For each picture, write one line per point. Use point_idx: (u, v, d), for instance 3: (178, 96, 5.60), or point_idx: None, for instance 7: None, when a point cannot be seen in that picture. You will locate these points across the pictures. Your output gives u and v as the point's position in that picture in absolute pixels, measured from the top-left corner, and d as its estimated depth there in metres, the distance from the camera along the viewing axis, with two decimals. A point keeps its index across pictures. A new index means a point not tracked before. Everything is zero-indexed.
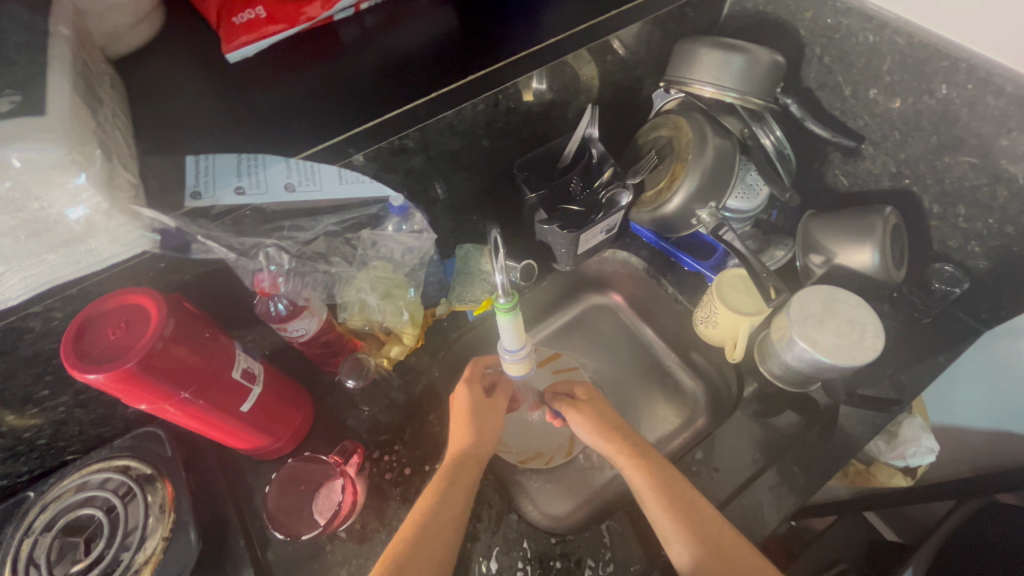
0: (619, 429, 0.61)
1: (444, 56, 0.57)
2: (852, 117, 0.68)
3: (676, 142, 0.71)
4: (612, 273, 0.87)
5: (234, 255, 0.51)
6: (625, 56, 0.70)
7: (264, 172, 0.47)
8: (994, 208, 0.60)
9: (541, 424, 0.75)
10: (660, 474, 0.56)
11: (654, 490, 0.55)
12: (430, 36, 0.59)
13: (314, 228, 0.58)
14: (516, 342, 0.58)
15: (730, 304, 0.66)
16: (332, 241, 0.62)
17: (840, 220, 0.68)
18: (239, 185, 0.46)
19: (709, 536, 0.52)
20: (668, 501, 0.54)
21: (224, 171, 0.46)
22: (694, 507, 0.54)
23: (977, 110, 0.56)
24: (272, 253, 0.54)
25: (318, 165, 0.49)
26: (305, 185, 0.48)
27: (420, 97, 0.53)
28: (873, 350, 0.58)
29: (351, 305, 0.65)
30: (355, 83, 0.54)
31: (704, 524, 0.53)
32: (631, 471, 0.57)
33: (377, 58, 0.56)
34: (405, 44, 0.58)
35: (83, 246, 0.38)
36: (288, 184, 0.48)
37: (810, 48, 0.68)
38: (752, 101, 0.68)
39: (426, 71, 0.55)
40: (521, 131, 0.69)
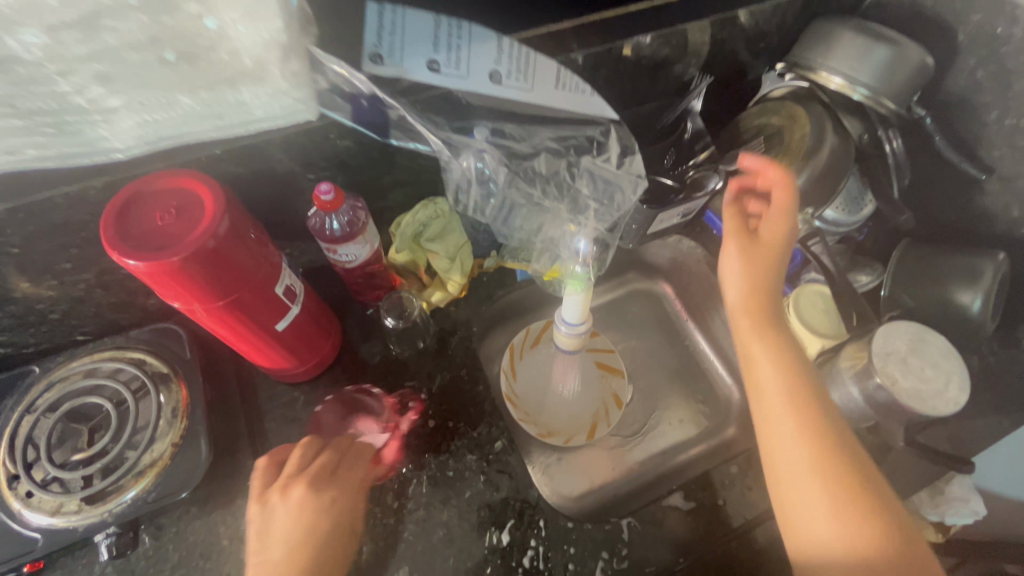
0: (818, 398, 0.53)
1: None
2: (986, 146, 0.62)
3: (787, 133, 0.64)
4: (670, 260, 0.81)
5: (443, 145, 0.51)
6: (750, 22, 0.62)
7: (466, 52, 0.45)
8: None
9: (573, 400, 0.71)
10: (827, 426, 0.51)
11: (821, 443, 0.49)
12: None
13: (529, 140, 0.55)
14: (578, 316, 0.53)
15: (806, 321, 0.62)
16: (555, 163, 0.56)
17: (944, 256, 0.62)
18: (433, 60, 0.45)
19: (871, 517, 0.46)
20: (829, 462, 0.48)
21: (416, 35, 0.44)
22: (857, 476, 0.48)
23: None
24: (472, 159, 0.53)
25: (534, 57, 0.48)
26: (512, 77, 0.47)
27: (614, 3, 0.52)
28: (955, 404, 0.53)
29: (407, 234, 0.61)
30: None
31: (872, 496, 0.47)
32: (793, 425, 0.51)
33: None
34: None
35: (231, 91, 0.39)
36: (494, 72, 0.46)
37: (964, 57, 0.60)
38: (884, 103, 0.60)
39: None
40: (620, 84, 0.60)
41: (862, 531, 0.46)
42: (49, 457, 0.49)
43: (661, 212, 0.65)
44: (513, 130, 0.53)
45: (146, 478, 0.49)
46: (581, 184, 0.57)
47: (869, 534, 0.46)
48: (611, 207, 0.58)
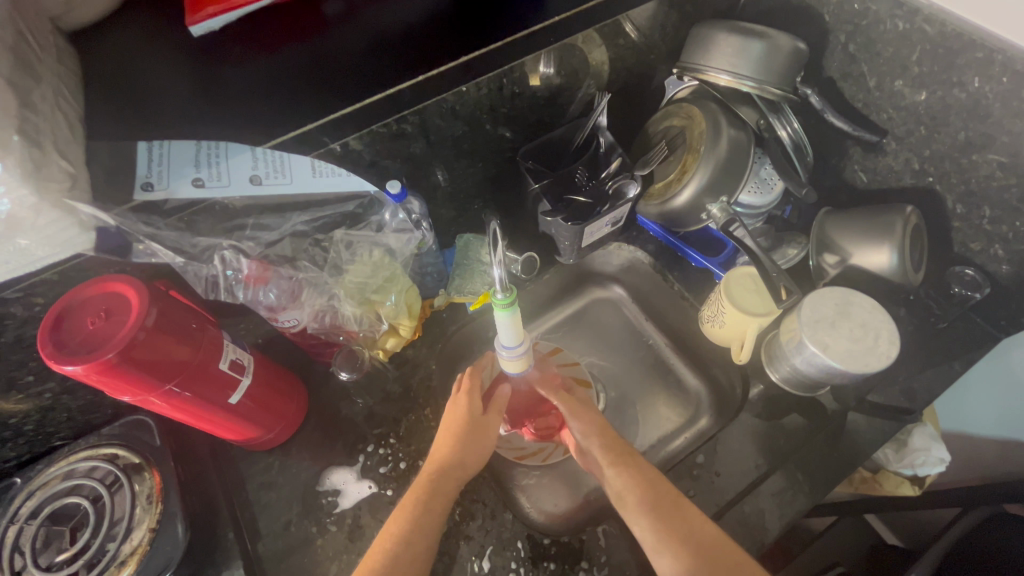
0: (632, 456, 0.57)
1: (450, 32, 0.47)
2: (875, 110, 0.65)
3: (688, 131, 0.68)
4: (619, 267, 0.84)
5: (184, 259, 0.49)
6: (637, 39, 0.67)
7: (226, 163, 0.42)
8: (1022, 209, 0.58)
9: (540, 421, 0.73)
10: (645, 480, 0.55)
11: (640, 498, 0.53)
12: (426, 10, 0.48)
13: (281, 227, 0.55)
14: (514, 339, 0.56)
15: (740, 305, 0.63)
16: (301, 243, 0.58)
17: (858, 219, 0.65)
18: (197, 178, 0.41)
19: (693, 537, 0.50)
20: (653, 512, 0.52)
21: (180, 159, 0.41)
22: (676, 508, 0.53)
23: (1009, 106, 0.53)
24: (227, 256, 0.52)
25: (289, 157, 0.45)
26: (273, 177, 0.44)
27: (396, 81, 0.43)
28: (886, 358, 0.56)
29: (321, 313, 0.61)
30: (331, 57, 0.45)
31: (686, 511, 0.53)
32: (619, 487, 0.54)
33: (370, 32, 0.46)
34: (407, 16, 0.48)
35: (8, 245, 0.34)
36: (254, 176, 0.43)
37: (834, 35, 0.64)
38: (770, 91, 0.64)
39: (402, 53, 0.45)
40: (525, 117, 0.66)
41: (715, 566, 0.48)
42: (34, 562, 0.51)
43: (587, 226, 0.69)
44: (271, 222, 0.54)
45: (128, 567, 0.51)
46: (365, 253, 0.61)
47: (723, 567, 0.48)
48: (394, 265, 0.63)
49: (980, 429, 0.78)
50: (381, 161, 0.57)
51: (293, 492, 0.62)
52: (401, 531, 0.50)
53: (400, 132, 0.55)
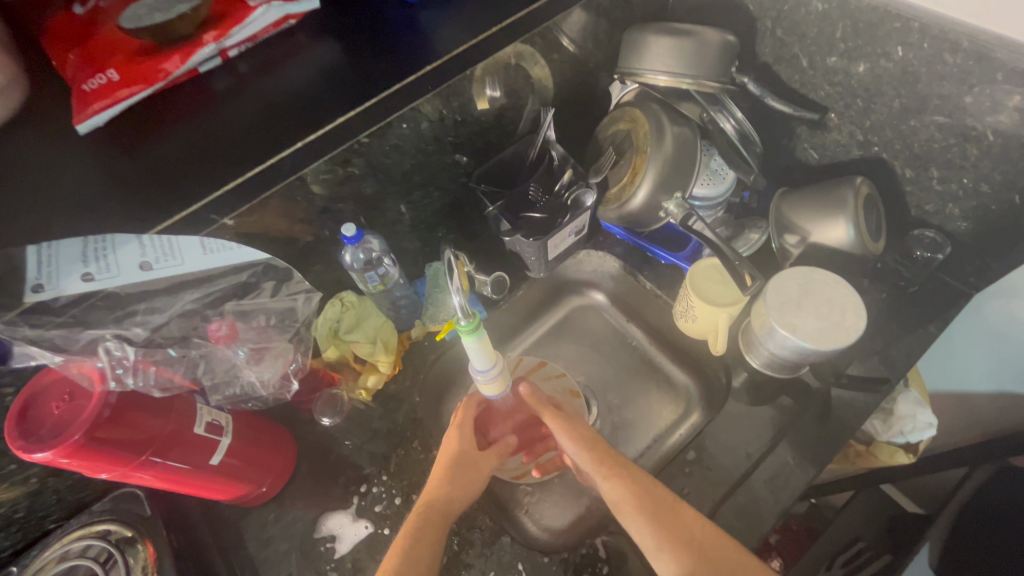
0: (622, 463, 0.57)
1: (336, 94, 0.48)
2: (812, 89, 0.66)
3: (634, 134, 0.69)
4: (592, 273, 0.85)
5: (65, 357, 0.47)
6: (574, 51, 0.69)
7: (113, 255, 0.44)
8: (967, 167, 0.59)
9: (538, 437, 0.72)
10: (641, 487, 0.54)
11: (640, 507, 0.52)
12: (314, 75, 0.49)
13: (170, 308, 0.54)
14: (487, 361, 0.56)
15: (706, 296, 0.64)
16: (189, 322, 0.56)
17: (811, 196, 0.66)
18: (86, 272, 0.43)
19: (687, 534, 0.50)
20: (650, 518, 0.51)
21: (69, 256, 0.43)
22: (673, 511, 0.52)
23: (935, 69, 0.54)
24: (112, 347, 0.50)
25: (175, 239, 0.47)
26: (163, 261, 0.47)
27: (282, 149, 0.44)
28: (855, 330, 0.56)
29: (234, 383, 0.60)
30: (223, 134, 0.46)
31: (678, 510, 0.52)
32: (616, 497, 0.54)
33: (261, 103, 0.48)
34: (290, 80, 0.49)
35: None
36: (143, 263, 0.45)
37: (761, 22, 0.66)
38: (707, 84, 0.65)
39: (288, 122, 0.46)
40: (473, 141, 0.68)
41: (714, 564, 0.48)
42: None
43: (549, 239, 0.70)
44: (161, 303, 0.53)
45: None
46: (263, 318, 0.61)
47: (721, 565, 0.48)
48: (293, 325, 0.64)
49: (971, 386, 0.78)
50: (335, 205, 0.59)
51: (291, 542, 0.62)
52: (395, 562, 0.49)
53: (348, 175, 0.57)
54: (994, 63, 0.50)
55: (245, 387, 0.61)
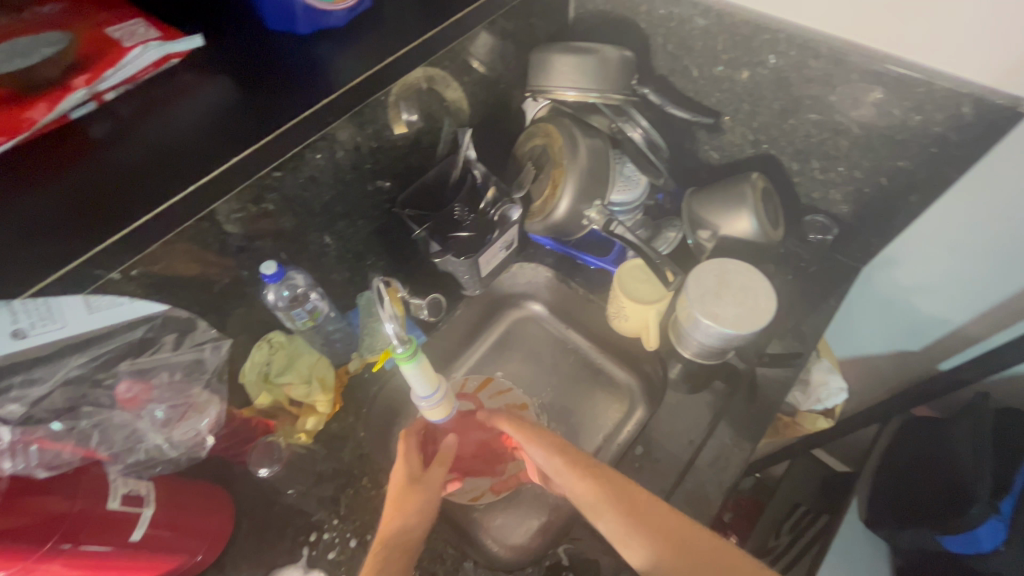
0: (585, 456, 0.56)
1: (229, 131, 0.47)
2: (705, 96, 0.72)
3: (550, 148, 0.72)
4: (527, 284, 0.86)
5: None
6: (485, 73, 0.71)
7: None
8: (840, 156, 0.66)
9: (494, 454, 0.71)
10: (607, 479, 0.53)
11: (608, 506, 0.51)
12: (204, 114, 0.49)
13: (52, 377, 0.50)
14: (429, 387, 0.56)
15: (634, 295, 0.67)
16: (79, 390, 0.52)
17: (715, 193, 0.71)
18: None
19: (655, 519, 0.50)
20: (618, 508, 0.51)
21: None
22: (648, 513, 0.50)
23: (802, 73, 0.61)
24: None
25: (54, 302, 0.43)
26: (40, 325, 0.43)
27: (177, 193, 0.43)
28: (767, 312, 0.61)
29: (136, 450, 0.54)
30: (106, 182, 0.44)
31: (643, 496, 0.52)
32: (583, 493, 0.53)
33: (146, 147, 0.46)
34: (176, 122, 0.48)
35: None
36: (16, 330, 0.42)
37: (653, 39, 0.71)
38: (612, 97, 0.69)
39: (180, 165, 0.45)
40: (393, 166, 0.67)
41: (684, 546, 0.48)
42: None
43: (479, 257, 0.72)
44: (42, 372, 0.49)
45: None
46: (165, 374, 0.57)
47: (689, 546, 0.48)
48: (204, 377, 0.60)
49: (872, 349, 0.87)
50: (252, 243, 0.56)
51: None
52: None
53: (263, 211, 0.55)
54: (849, 66, 0.57)
55: (151, 450, 0.55)
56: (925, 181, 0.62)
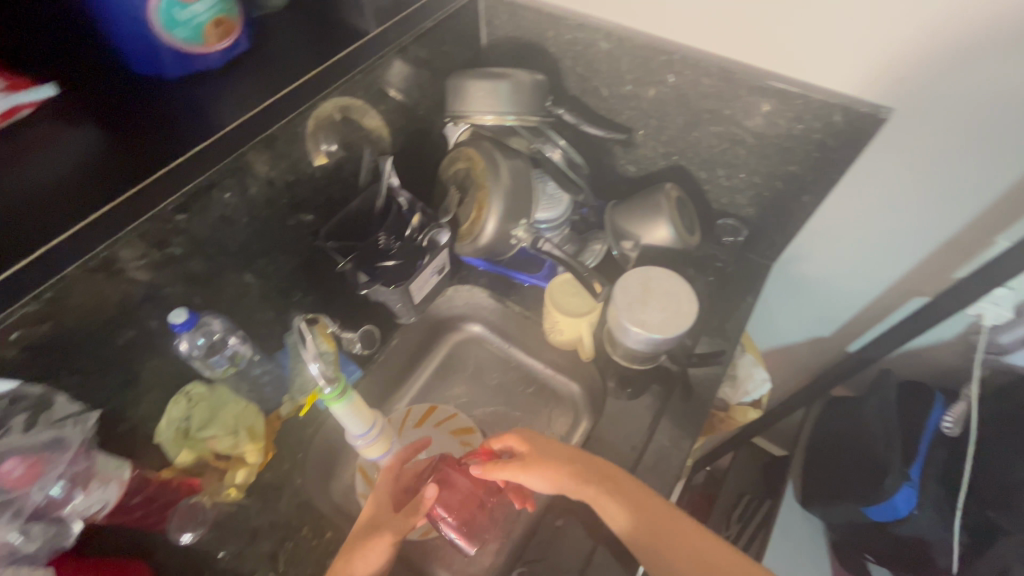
0: (572, 449, 0.62)
1: (100, 176, 0.47)
2: (616, 114, 0.76)
3: (473, 172, 0.72)
4: (465, 306, 0.86)
5: None
6: (402, 101, 0.71)
7: None
8: (740, 164, 0.72)
9: None
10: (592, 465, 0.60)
11: (595, 484, 0.58)
12: (73, 166, 0.48)
13: None
14: (364, 425, 0.54)
15: (565, 310, 0.69)
16: None
17: (634, 205, 0.74)
18: None
19: (635, 494, 0.58)
20: (606, 485, 0.58)
21: None
22: (661, 512, 0.57)
23: (698, 90, 0.66)
24: None
25: None
26: None
27: (48, 240, 0.43)
28: (690, 315, 0.64)
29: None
30: None
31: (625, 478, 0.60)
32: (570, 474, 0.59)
33: (6, 200, 0.45)
34: (39, 173, 0.48)
35: None
36: None
37: (562, 62, 0.74)
38: (529, 119, 0.71)
39: (48, 213, 0.44)
40: (312, 199, 0.65)
41: (659, 513, 0.57)
42: None
43: (411, 283, 0.71)
44: None
45: None
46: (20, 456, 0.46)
47: (663, 513, 0.57)
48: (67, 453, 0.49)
49: (792, 338, 0.93)
50: (158, 290, 0.52)
51: None
52: None
53: (168, 256, 0.51)
54: (737, 82, 0.63)
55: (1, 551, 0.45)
56: (815, 182, 0.68)
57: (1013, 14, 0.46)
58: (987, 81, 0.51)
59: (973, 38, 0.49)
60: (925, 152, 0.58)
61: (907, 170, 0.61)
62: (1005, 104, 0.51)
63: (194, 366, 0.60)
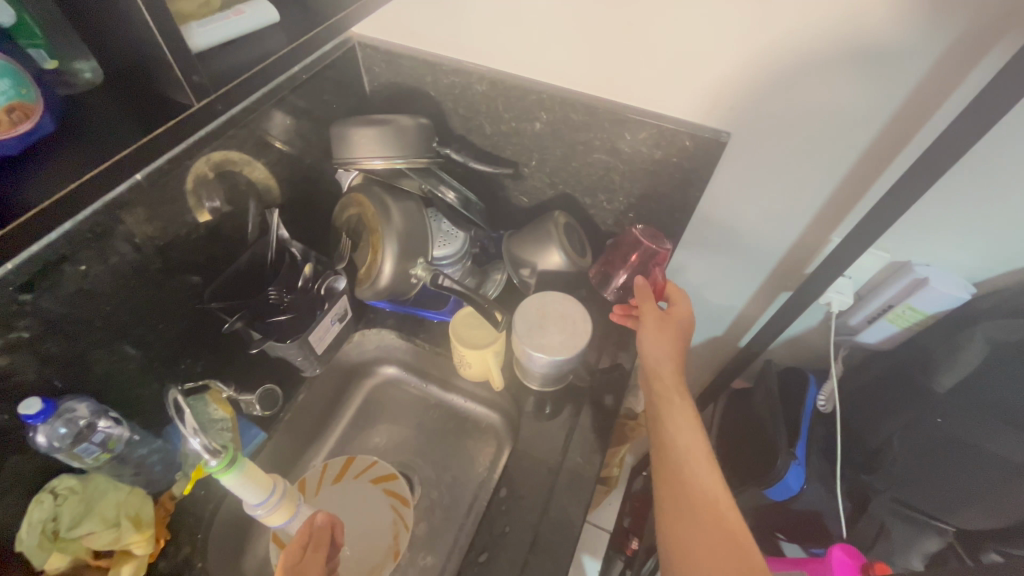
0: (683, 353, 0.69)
1: None
2: (501, 150, 0.80)
3: (365, 217, 0.73)
4: (376, 350, 0.85)
5: None
6: (284, 151, 0.70)
7: None
8: (617, 188, 0.78)
9: (369, 530, 0.73)
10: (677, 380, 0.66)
11: (672, 388, 0.66)
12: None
13: None
14: (261, 492, 0.52)
15: (470, 343, 0.70)
16: None
17: (527, 234, 0.78)
18: None
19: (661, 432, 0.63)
20: (669, 400, 0.65)
21: None
22: (677, 449, 0.61)
23: (569, 124, 0.72)
24: None
25: None
26: None
27: None
28: (585, 333, 0.67)
29: None
30: None
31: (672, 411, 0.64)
32: (669, 367, 0.67)
33: None
34: None
35: None
36: None
37: (444, 104, 0.77)
38: (417, 161, 0.73)
39: None
40: (192, 260, 0.62)
41: (667, 451, 0.62)
42: None
43: (310, 333, 0.70)
44: None
45: None
46: None
47: (670, 453, 0.61)
48: None
49: (693, 341, 1.01)
50: (3, 380, 0.47)
51: None
52: None
53: (14, 341, 0.47)
54: (601, 115, 0.68)
55: None
56: (682, 200, 0.75)
57: (817, 53, 0.54)
58: (828, 103, 0.58)
59: (800, 67, 0.56)
60: (783, 161, 0.65)
61: (766, 174, 0.67)
62: (838, 121, 0.59)
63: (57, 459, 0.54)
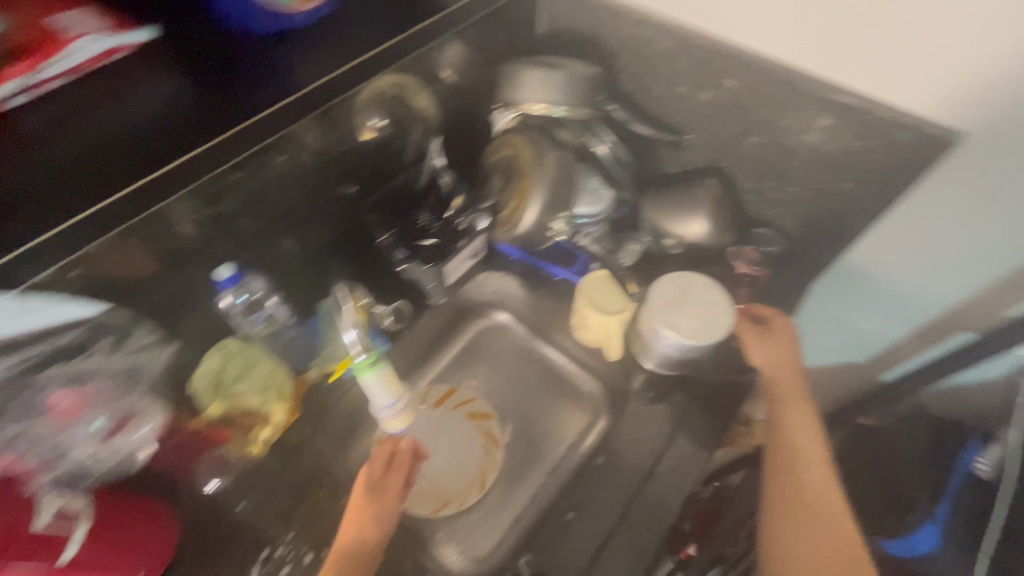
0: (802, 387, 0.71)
1: (174, 137, 0.49)
2: (668, 115, 0.74)
3: (518, 160, 0.72)
4: (494, 293, 0.86)
5: None
6: (455, 82, 0.71)
7: None
8: (790, 177, 0.70)
9: (459, 459, 0.76)
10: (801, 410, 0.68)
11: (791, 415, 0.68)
12: (142, 120, 0.50)
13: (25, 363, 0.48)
14: (392, 395, 0.57)
15: (596, 304, 0.74)
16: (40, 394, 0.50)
17: (670, 197, 0.72)
18: None
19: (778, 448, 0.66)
20: (792, 424, 0.67)
21: None
22: (797, 471, 0.64)
23: (759, 97, 0.65)
24: None
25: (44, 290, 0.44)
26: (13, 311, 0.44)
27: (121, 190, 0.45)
28: (724, 326, 0.63)
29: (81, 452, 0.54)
30: (43, 179, 0.45)
31: (795, 435, 0.66)
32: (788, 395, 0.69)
33: (84, 141, 0.48)
34: (121, 116, 0.50)
35: None
36: None
37: (620, 57, 0.73)
38: (580, 111, 0.69)
39: (129, 165, 0.47)
40: (360, 171, 0.66)
41: (790, 468, 0.65)
42: None
43: (447, 262, 0.74)
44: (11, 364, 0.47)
45: None
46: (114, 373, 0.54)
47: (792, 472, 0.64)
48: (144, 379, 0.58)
49: None
50: (209, 246, 0.55)
51: None
52: None
53: (220, 214, 0.53)
54: (801, 92, 0.61)
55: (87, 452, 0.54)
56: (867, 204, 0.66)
57: None
58: None
59: None
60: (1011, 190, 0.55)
61: (979, 201, 0.58)
62: None
63: (235, 323, 0.63)
